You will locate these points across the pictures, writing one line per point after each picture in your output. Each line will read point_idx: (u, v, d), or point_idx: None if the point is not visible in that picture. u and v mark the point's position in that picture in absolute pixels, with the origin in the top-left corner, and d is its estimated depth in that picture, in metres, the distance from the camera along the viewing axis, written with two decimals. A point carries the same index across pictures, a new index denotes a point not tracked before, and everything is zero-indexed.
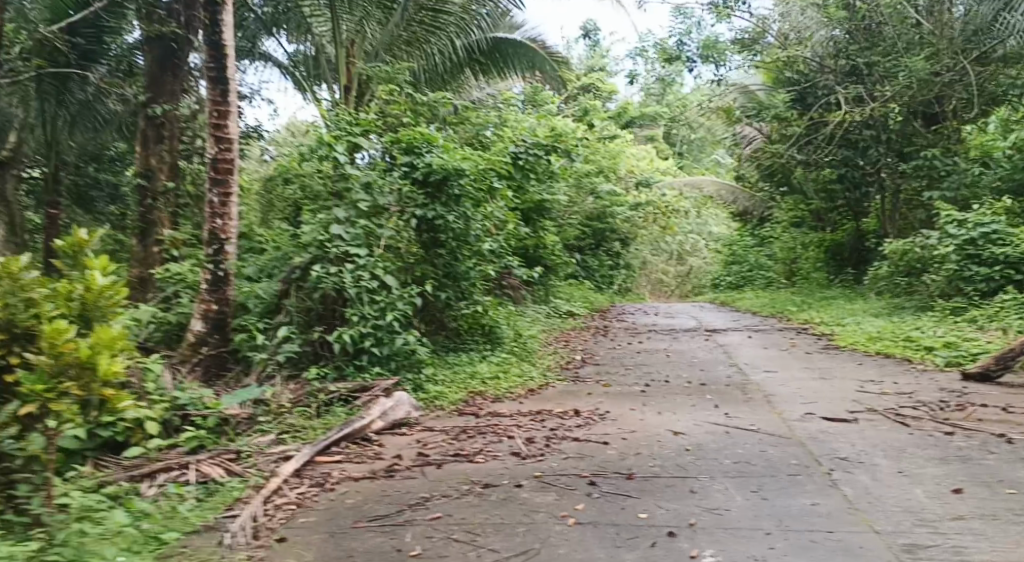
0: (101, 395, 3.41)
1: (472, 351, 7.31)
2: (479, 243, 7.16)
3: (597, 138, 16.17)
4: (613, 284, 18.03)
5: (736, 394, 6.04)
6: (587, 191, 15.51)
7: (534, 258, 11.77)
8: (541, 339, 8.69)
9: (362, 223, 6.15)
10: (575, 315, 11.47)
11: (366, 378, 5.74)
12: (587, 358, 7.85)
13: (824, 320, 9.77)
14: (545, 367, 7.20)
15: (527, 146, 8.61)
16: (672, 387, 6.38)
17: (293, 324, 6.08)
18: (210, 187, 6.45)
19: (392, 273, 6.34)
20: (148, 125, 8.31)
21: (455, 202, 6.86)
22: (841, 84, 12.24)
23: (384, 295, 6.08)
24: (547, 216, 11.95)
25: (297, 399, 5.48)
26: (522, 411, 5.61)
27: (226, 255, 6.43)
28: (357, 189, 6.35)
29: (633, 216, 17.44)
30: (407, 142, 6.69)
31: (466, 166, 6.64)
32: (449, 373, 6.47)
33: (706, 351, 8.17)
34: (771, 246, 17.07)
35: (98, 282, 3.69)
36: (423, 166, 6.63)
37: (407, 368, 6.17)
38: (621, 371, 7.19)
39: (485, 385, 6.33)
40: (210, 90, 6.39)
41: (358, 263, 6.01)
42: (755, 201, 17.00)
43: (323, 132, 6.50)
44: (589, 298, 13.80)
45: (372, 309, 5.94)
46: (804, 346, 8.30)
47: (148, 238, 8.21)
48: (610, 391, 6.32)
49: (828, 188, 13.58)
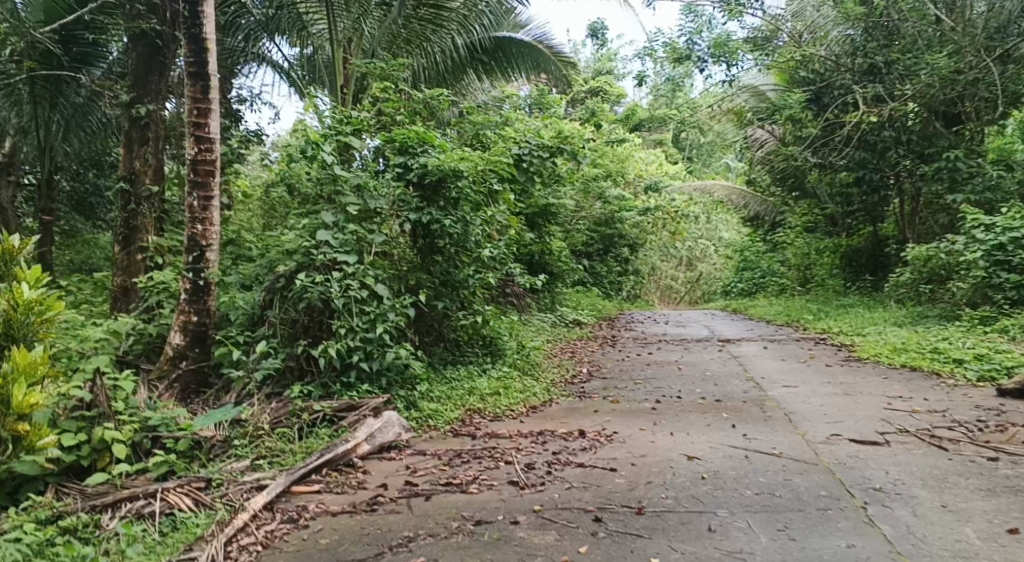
0: (14, 428, 4.12)
1: (471, 364, 6.88)
2: (477, 250, 6.74)
3: (604, 141, 15.73)
4: (622, 290, 17.56)
5: (754, 413, 5.59)
6: (594, 195, 15.05)
7: (538, 264, 11.34)
8: (546, 350, 8.25)
9: (352, 228, 5.75)
10: (582, 324, 11.01)
11: (353, 395, 5.33)
12: (594, 371, 7.42)
13: (843, 330, 9.29)
14: (548, 381, 6.77)
15: (532, 148, 8.20)
16: (684, 404, 5.93)
17: (276, 337, 5.68)
18: (191, 190, 6.09)
19: (384, 282, 5.93)
20: (133, 127, 7.96)
21: (453, 206, 6.46)
22: (858, 83, 11.77)
23: (375, 305, 5.68)
24: (553, 221, 11.52)
25: (279, 419, 5.08)
26: (521, 431, 5.18)
27: (208, 262, 6.07)
28: (348, 192, 5.96)
29: (641, 221, 17.00)
30: (401, 142, 6.29)
31: (464, 168, 6.24)
32: (445, 389, 6.05)
33: (720, 363, 7.71)
34: (784, 252, 16.55)
35: (21, 296, 4.35)
36: (418, 167, 6.23)
37: (400, 384, 5.76)
38: (629, 386, 6.75)
39: (483, 402, 5.91)
40: (191, 87, 6.00)
41: (347, 271, 5.62)
42: (766, 205, 16.52)
43: (310, 130, 6.11)
44: (596, 306, 13.34)
45: (362, 320, 5.53)
46: (825, 358, 7.82)
47: (132, 245, 7.85)
48: (618, 408, 5.87)
49: (844, 192, 13.09)
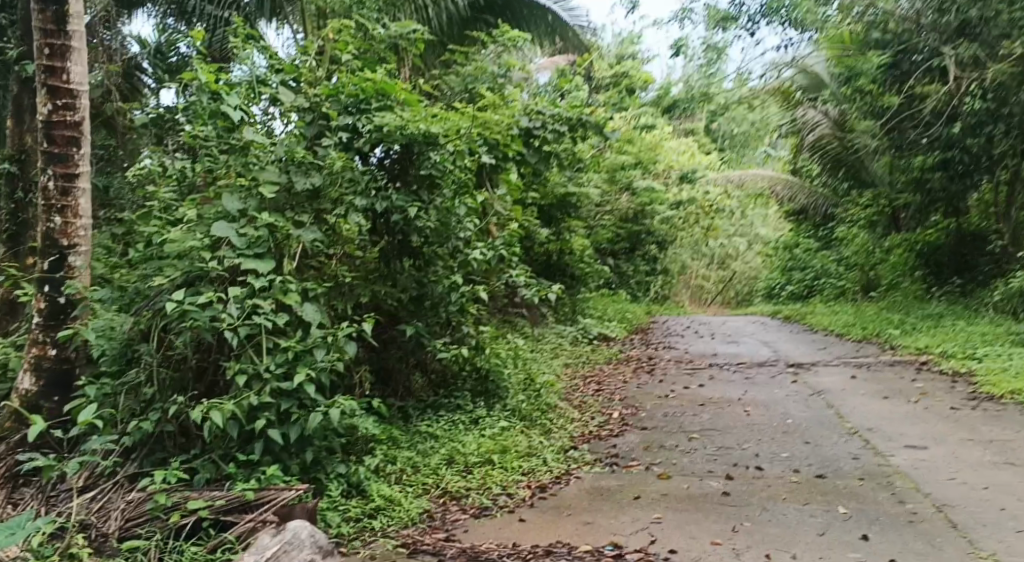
0: None
1: (455, 414, 4.93)
2: (463, 252, 4.79)
3: (631, 126, 13.49)
4: (648, 292, 15.77)
5: (883, 502, 3.55)
6: (619, 185, 12.92)
7: (556, 268, 9.40)
8: (562, 383, 6.25)
9: (267, 220, 3.84)
10: (609, 339, 9.03)
11: (254, 481, 3.43)
12: (629, 417, 5.42)
13: (950, 350, 7.14)
14: (565, 438, 4.78)
15: (544, 119, 6.14)
16: (772, 484, 3.91)
17: (153, 385, 3.78)
18: (44, 166, 4.18)
19: (317, 300, 3.99)
20: (23, 90, 6.05)
21: (428, 187, 4.50)
22: (947, 44, 9.10)
23: (297, 337, 3.73)
24: (574, 214, 9.51)
25: (131, 527, 3.23)
26: (518, 548, 3.22)
27: (71, 271, 4.19)
28: (270, 165, 4.05)
29: (672, 216, 14.85)
30: (351, 95, 4.27)
31: (438, 129, 4.23)
32: (410, 461, 4.12)
33: (802, 405, 5.64)
34: (840, 249, 14.34)
35: None
36: (371, 130, 4.21)
37: (339, 457, 3.82)
38: (681, 444, 4.75)
39: (465, 481, 3.95)
40: (38, 14, 4.10)
41: (254, 285, 3.70)
42: (815, 196, 14.31)
43: (215, 74, 4.18)
44: (626, 314, 11.27)
45: (275, 362, 3.60)
46: (945, 395, 5.71)
47: (21, 244, 6.01)
48: (671, 491, 3.89)
49: (921, 178, 10.78)
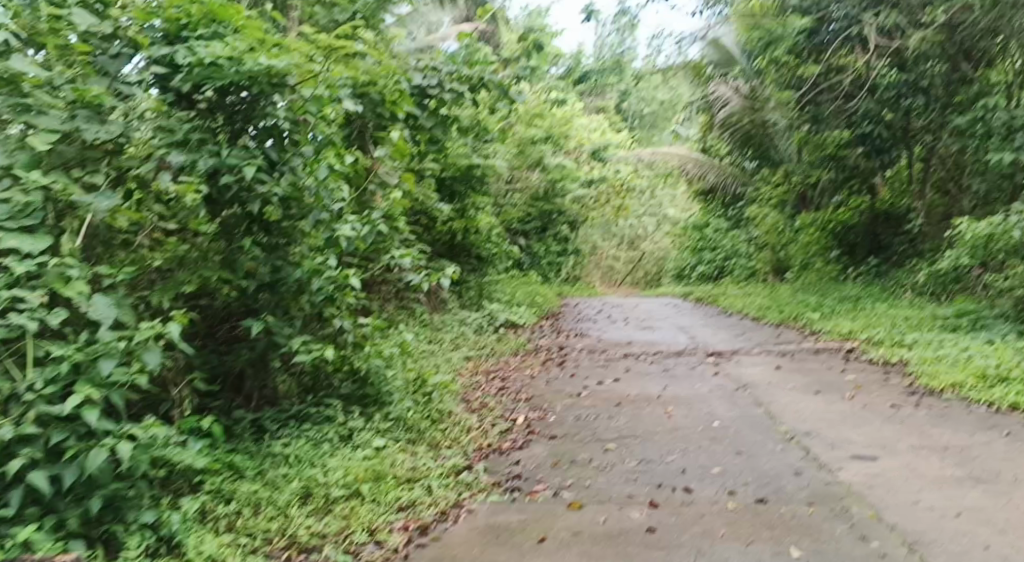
0: None
1: (322, 426, 4.01)
2: (329, 229, 3.85)
3: (542, 99, 12.61)
4: (560, 273, 15.14)
5: (844, 541, 2.90)
6: (530, 161, 11.90)
7: (459, 247, 8.47)
8: (459, 382, 5.38)
9: (41, 181, 2.73)
10: (516, 326, 8.23)
11: (1, 549, 2.38)
12: (535, 422, 4.61)
13: (875, 336, 6.71)
14: (457, 455, 3.92)
15: (441, 76, 5.21)
16: (705, 514, 3.19)
17: None
18: None
19: (116, 290, 2.95)
20: None
21: (279, 143, 3.51)
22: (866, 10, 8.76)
23: (79, 342, 2.70)
24: (480, 189, 8.60)
25: None
26: None
27: None
28: (50, 105, 2.92)
29: (583, 195, 14.15)
30: (172, 20, 3.25)
31: (286, 66, 3.25)
32: (253, 497, 3.19)
33: (729, 402, 4.99)
34: (751, 229, 14.08)
35: None
36: (193, 64, 3.18)
37: (145, 502, 2.85)
38: (595, 457, 3.98)
39: (322, 525, 3.05)
40: None
41: (14, 272, 2.59)
42: (727, 175, 13.90)
43: None
44: (535, 298, 10.51)
45: (43, 378, 2.54)
46: (880, 388, 5.19)
47: None
48: (584, 527, 3.10)
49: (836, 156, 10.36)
